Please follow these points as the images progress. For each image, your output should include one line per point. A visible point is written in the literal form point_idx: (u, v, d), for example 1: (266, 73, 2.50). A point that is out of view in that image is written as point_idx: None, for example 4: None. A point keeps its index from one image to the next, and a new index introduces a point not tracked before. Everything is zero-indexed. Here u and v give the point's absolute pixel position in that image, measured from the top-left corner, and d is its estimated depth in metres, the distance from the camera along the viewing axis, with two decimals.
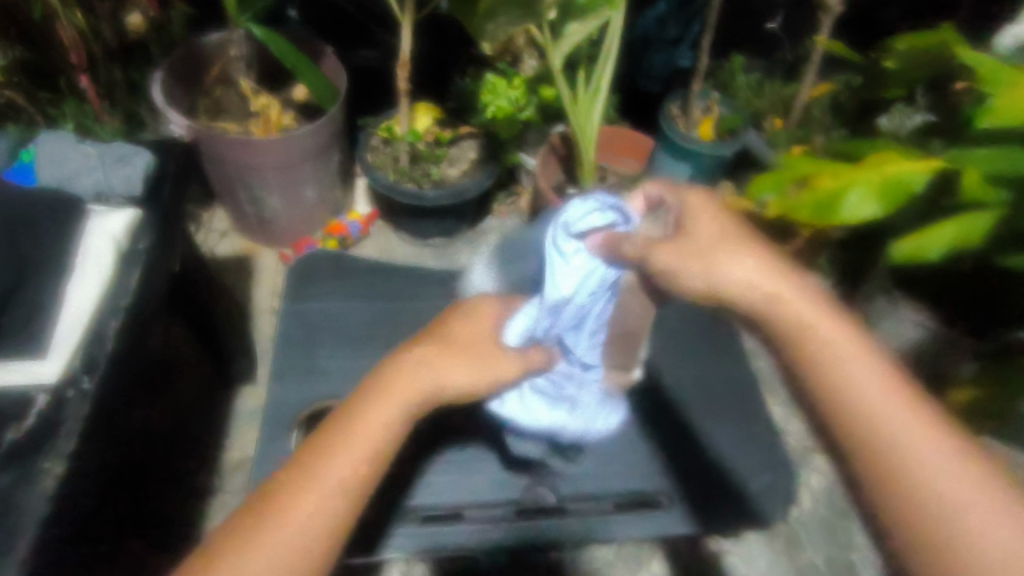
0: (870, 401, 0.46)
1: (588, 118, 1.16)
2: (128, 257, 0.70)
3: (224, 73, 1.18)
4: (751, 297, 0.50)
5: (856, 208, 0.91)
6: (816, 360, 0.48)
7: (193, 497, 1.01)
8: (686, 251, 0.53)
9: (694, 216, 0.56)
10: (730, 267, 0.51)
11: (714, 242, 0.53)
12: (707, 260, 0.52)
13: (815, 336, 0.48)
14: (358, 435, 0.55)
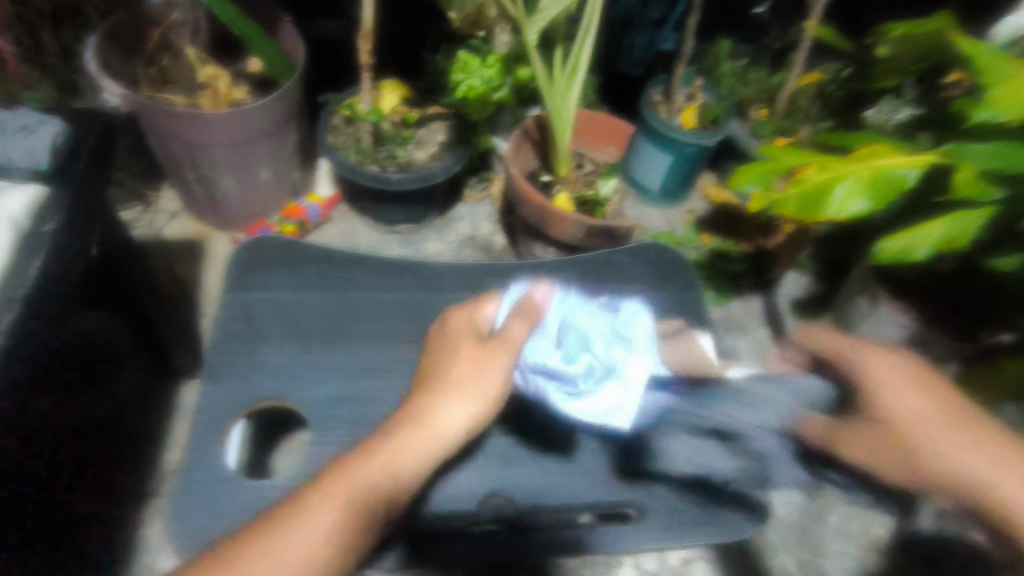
0: (995, 492, 0.64)
1: (565, 100, 1.09)
2: (30, 242, 0.60)
3: (169, 40, 1.08)
4: (928, 440, 0.68)
5: (844, 202, 0.85)
6: (996, 495, 0.63)
7: (125, 500, 0.93)
8: (914, 408, 0.70)
9: (886, 377, 0.73)
10: (906, 408, 0.70)
11: (915, 407, 0.70)
12: (896, 416, 0.70)
13: (988, 480, 0.64)
14: (389, 477, 0.58)
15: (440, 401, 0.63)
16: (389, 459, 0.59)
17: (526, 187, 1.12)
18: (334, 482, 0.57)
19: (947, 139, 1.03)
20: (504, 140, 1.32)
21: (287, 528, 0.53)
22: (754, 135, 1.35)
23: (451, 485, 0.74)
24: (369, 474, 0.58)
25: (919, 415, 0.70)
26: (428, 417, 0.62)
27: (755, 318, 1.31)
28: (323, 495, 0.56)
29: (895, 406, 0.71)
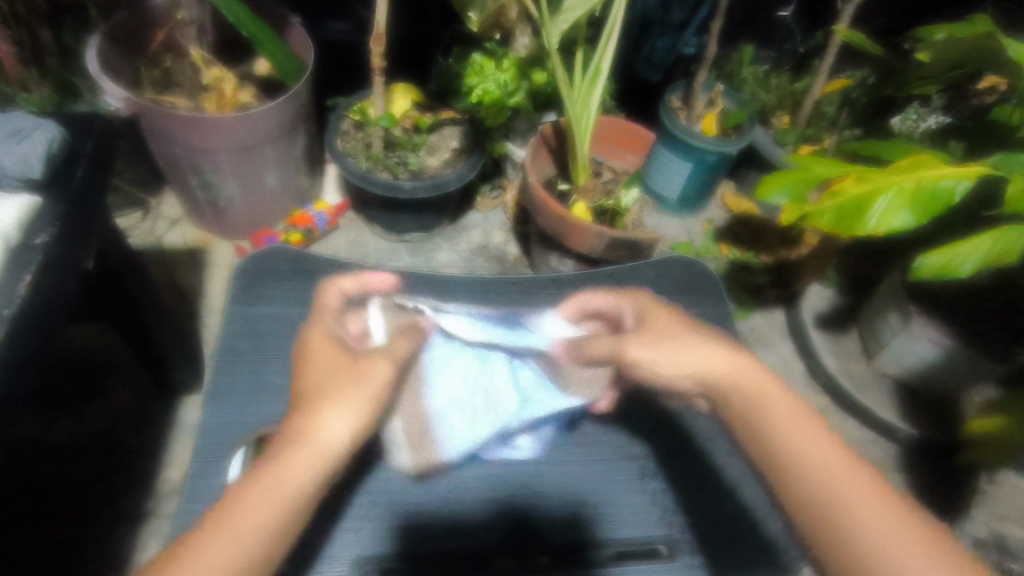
0: (828, 470, 0.51)
1: (583, 108, 1.05)
2: (18, 255, 0.57)
3: (173, 41, 1.03)
4: (723, 376, 0.57)
5: (884, 216, 0.81)
6: (771, 441, 0.53)
7: (122, 524, 0.88)
8: (656, 343, 0.59)
9: (649, 317, 0.63)
10: (695, 353, 0.58)
11: (670, 331, 0.61)
12: (670, 348, 0.59)
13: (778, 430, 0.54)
14: (266, 504, 0.47)
15: (324, 400, 0.52)
16: (266, 479, 0.48)
17: (544, 196, 1.07)
18: (211, 520, 0.47)
19: (981, 151, 1.00)
20: (520, 146, 1.25)
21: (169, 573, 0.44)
22: (778, 143, 1.30)
23: (472, 522, 0.68)
24: (259, 521, 0.47)
25: (745, 376, 0.57)
26: (313, 419, 0.51)
27: (779, 332, 1.26)
28: (213, 523, 0.46)
29: (663, 374, 0.58)
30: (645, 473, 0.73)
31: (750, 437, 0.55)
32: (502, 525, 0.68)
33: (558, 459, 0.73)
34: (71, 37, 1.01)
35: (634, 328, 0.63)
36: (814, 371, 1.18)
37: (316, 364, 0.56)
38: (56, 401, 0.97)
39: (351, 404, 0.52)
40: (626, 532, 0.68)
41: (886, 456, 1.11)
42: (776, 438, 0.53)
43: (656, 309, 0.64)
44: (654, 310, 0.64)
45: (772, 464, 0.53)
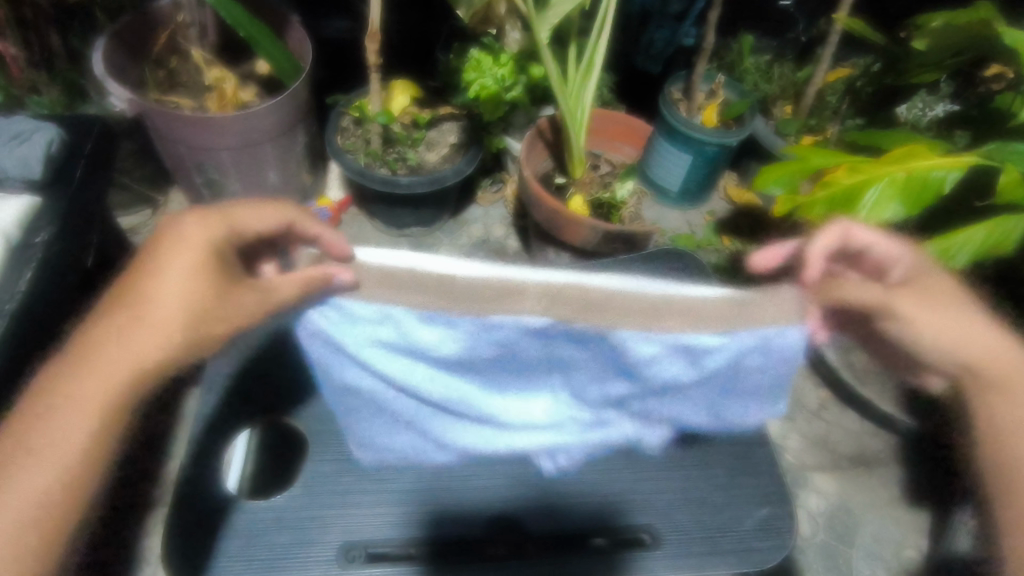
0: (1020, 417, 0.68)
1: (579, 101, 1.06)
2: (19, 254, 0.59)
3: (175, 42, 1.06)
4: (954, 341, 0.67)
5: (875, 207, 0.80)
6: (986, 381, 0.68)
7: (131, 511, 0.92)
8: (919, 296, 0.66)
9: (918, 275, 0.67)
10: (958, 316, 0.67)
11: (946, 295, 0.68)
12: (936, 308, 0.66)
13: (987, 371, 0.68)
14: (81, 411, 0.48)
15: (148, 288, 0.50)
16: (84, 378, 0.49)
17: (539, 191, 1.08)
18: (37, 412, 0.49)
19: (983, 139, 0.99)
20: (518, 140, 1.26)
21: (1, 474, 0.47)
22: (779, 134, 1.29)
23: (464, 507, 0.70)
24: (75, 421, 0.48)
25: (952, 330, 0.67)
26: (134, 309, 0.50)
27: None
28: (32, 422, 0.49)
29: (926, 333, 0.66)
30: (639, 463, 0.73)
31: (951, 367, 0.68)
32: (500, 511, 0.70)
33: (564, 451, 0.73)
34: (79, 41, 1.05)
35: (891, 278, 0.66)
36: (814, 362, 1.18)
37: (146, 272, 0.50)
38: None
39: (170, 293, 0.49)
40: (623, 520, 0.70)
41: (884, 449, 1.11)
42: (1004, 375, 0.68)
43: (920, 266, 0.68)
44: (923, 268, 0.67)
45: (994, 388, 0.68)
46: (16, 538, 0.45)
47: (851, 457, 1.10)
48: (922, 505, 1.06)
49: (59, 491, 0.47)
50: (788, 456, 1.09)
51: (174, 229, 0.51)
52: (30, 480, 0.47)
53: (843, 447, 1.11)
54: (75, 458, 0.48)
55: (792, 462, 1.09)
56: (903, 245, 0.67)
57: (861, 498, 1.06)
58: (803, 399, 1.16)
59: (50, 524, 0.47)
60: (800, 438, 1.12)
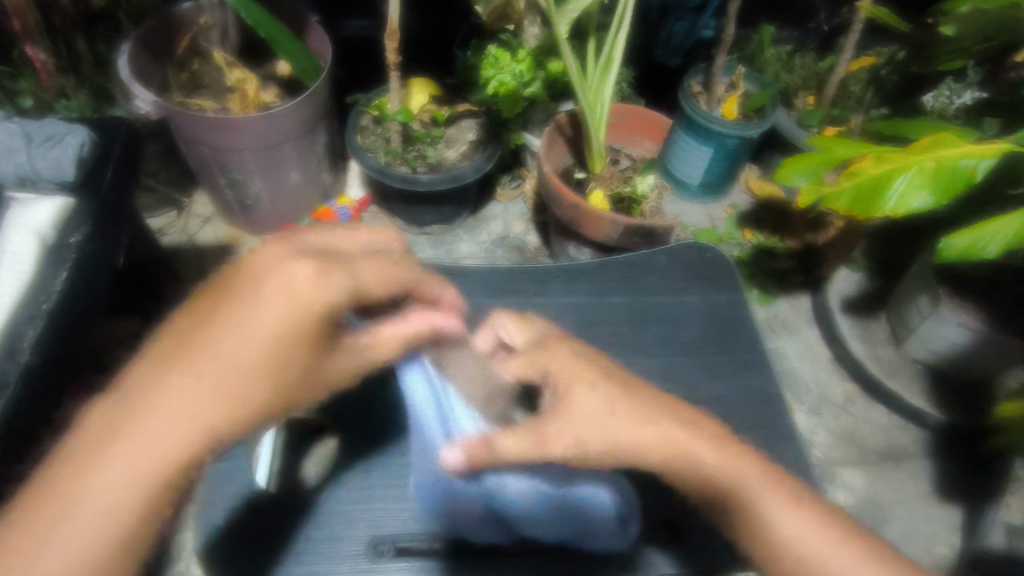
0: (825, 558, 0.57)
1: (598, 96, 1.05)
2: (55, 254, 0.61)
3: (198, 44, 1.07)
4: (678, 468, 0.59)
5: (903, 197, 0.79)
6: (759, 521, 0.59)
7: None
8: (595, 412, 0.58)
9: (571, 382, 0.60)
10: (635, 433, 0.58)
11: (631, 420, 0.59)
12: (670, 452, 0.59)
13: (770, 520, 0.59)
14: (143, 460, 0.43)
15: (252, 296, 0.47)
16: (159, 410, 0.44)
17: (560, 186, 1.08)
18: (81, 466, 0.43)
19: (1014, 126, 0.97)
20: (537, 136, 1.26)
21: (97, 458, 0.43)
22: (801, 125, 1.27)
23: None
24: (184, 416, 0.44)
25: (725, 459, 0.60)
26: (240, 305, 0.47)
27: (804, 318, 1.23)
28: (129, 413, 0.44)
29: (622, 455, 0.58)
30: None
31: (754, 511, 0.59)
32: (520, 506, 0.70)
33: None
34: (104, 45, 1.07)
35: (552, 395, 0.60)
36: (840, 356, 1.16)
37: (253, 285, 0.48)
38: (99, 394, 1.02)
39: (276, 298, 0.47)
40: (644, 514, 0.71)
41: (914, 443, 1.09)
42: (765, 504, 0.59)
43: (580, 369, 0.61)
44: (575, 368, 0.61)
45: (762, 523, 0.59)
46: (112, 518, 0.42)
47: (880, 452, 1.08)
48: (954, 499, 1.04)
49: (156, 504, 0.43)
50: (815, 452, 1.08)
51: (284, 260, 0.49)
52: (131, 475, 0.43)
53: (870, 443, 1.09)
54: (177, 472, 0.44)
55: (820, 457, 1.08)
56: (556, 345, 0.63)
57: (890, 494, 1.04)
58: (829, 393, 1.14)
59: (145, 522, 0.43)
60: (827, 434, 1.10)
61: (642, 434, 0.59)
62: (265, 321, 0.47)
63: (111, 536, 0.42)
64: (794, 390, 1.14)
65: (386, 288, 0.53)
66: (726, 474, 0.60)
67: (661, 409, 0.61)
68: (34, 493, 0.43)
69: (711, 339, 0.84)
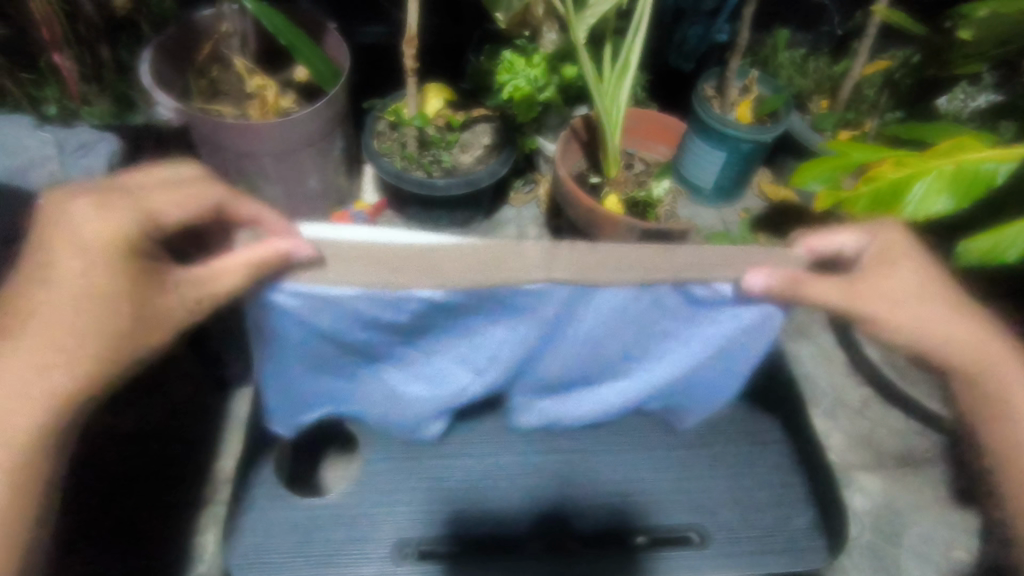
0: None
1: (614, 100, 1.06)
2: None
3: (219, 52, 1.09)
4: (932, 318, 0.61)
5: (922, 202, 0.79)
6: (991, 374, 0.64)
7: (183, 508, 0.95)
8: (904, 294, 0.60)
9: (885, 264, 0.61)
10: (901, 285, 0.60)
11: (908, 291, 0.60)
12: (893, 313, 0.60)
13: (987, 362, 0.63)
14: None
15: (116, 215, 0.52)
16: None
17: (576, 190, 1.08)
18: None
19: None
20: (551, 140, 1.27)
21: None
22: (816, 129, 1.27)
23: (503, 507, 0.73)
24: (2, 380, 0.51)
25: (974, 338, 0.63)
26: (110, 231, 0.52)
27: (820, 322, 1.23)
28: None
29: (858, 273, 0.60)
30: (667, 462, 0.76)
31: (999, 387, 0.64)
32: (541, 510, 0.73)
33: (604, 457, 0.76)
34: (127, 52, 1.09)
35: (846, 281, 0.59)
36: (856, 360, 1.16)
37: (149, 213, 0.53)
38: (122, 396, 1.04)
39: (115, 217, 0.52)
40: (666, 520, 0.73)
41: (931, 447, 1.09)
42: (989, 369, 0.64)
43: (900, 251, 0.61)
44: (899, 256, 0.61)
45: (996, 386, 0.64)
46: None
47: (897, 456, 1.08)
48: (972, 504, 1.03)
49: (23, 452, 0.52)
50: (831, 455, 1.08)
51: (174, 194, 0.54)
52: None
53: (887, 446, 1.09)
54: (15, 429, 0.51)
55: (836, 461, 1.08)
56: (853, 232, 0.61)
57: (907, 498, 1.04)
58: (845, 397, 1.14)
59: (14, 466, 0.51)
60: (843, 437, 1.10)
61: (820, 291, 0.57)
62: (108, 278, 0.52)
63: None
64: (810, 393, 1.15)
65: (187, 213, 0.54)
66: (917, 334, 0.61)
67: (938, 283, 0.62)
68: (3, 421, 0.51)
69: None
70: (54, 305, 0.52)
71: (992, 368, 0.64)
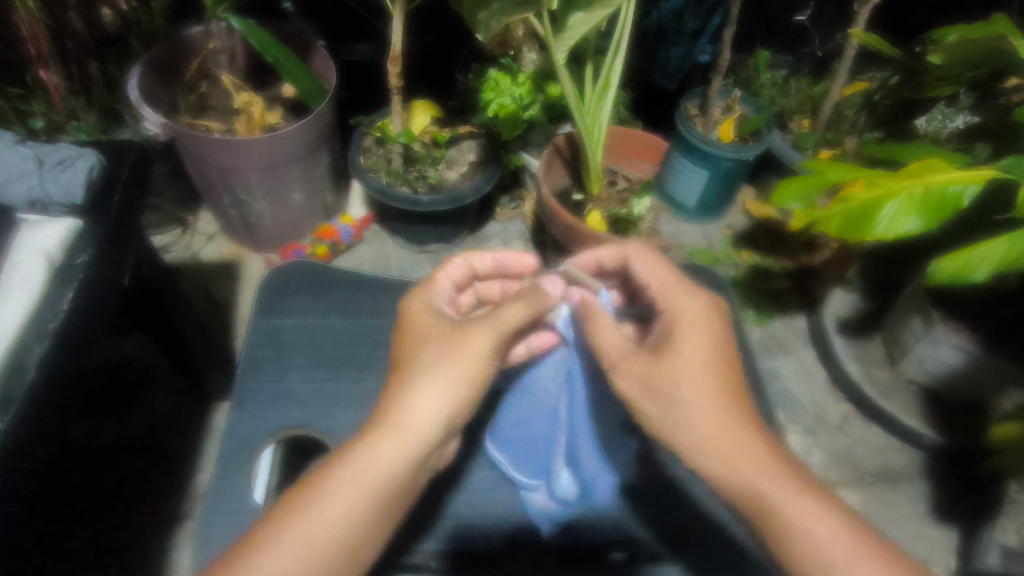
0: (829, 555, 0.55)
1: (595, 119, 1.08)
2: (63, 273, 0.63)
3: (206, 68, 1.11)
4: (693, 418, 0.60)
5: (893, 221, 0.80)
6: (763, 511, 0.57)
7: (161, 522, 0.94)
8: (644, 362, 0.62)
9: (675, 329, 0.64)
10: (694, 375, 0.61)
11: (672, 361, 0.62)
12: (658, 385, 0.61)
13: (745, 484, 0.58)
14: (367, 480, 0.56)
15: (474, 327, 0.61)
16: (370, 440, 0.57)
17: (558, 207, 1.10)
18: (313, 488, 0.56)
19: (1002, 150, 1.00)
20: (536, 157, 1.28)
21: (333, 471, 0.56)
22: (797, 148, 1.29)
23: (490, 517, 0.74)
24: (382, 455, 0.57)
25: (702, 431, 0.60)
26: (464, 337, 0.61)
27: (800, 339, 1.25)
28: (368, 437, 0.58)
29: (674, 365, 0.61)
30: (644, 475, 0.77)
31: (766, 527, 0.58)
32: (518, 526, 0.73)
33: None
34: (115, 68, 1.10)
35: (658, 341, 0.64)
36: (835, 377, 1.17)
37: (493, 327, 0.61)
38: (100, 409, 1.04)
39: (439, 344, 0.61)
40: (642, 535, 0.73)
41: (911, 465, 1.10)
42: (764, 500, 0.57)
43: (693, 317, 0.65)
44: (686, 318, 0.65)
45: (778, 521, 0.57)
46: (331, 533, 0.54)
47: (875, 473, 1.09)
48: (950, 521, 1.04)
49: (348, 531, 0.55)
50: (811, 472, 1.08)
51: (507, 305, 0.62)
52: (335, 502, 0.55)
53: (866, 464, 1.10)
54: (349, 511, 0.55)
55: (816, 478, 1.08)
56: (694, 302, 0.66)
57: (886, 515, 1.05)
58: (825, 413, 1.15)
59: (358, 539, 0.56)
60: (823, 454, 1.11)
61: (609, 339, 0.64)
62: (449, 380, 0.59)
63: (333, 543, 0.54)
64: (790, 410, 1.16)
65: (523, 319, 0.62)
66: (693, 422, 0.60)
67: (726, 369, 0.63)
68: (317, 483, 0.56)
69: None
70: (417, 393, 0.59)
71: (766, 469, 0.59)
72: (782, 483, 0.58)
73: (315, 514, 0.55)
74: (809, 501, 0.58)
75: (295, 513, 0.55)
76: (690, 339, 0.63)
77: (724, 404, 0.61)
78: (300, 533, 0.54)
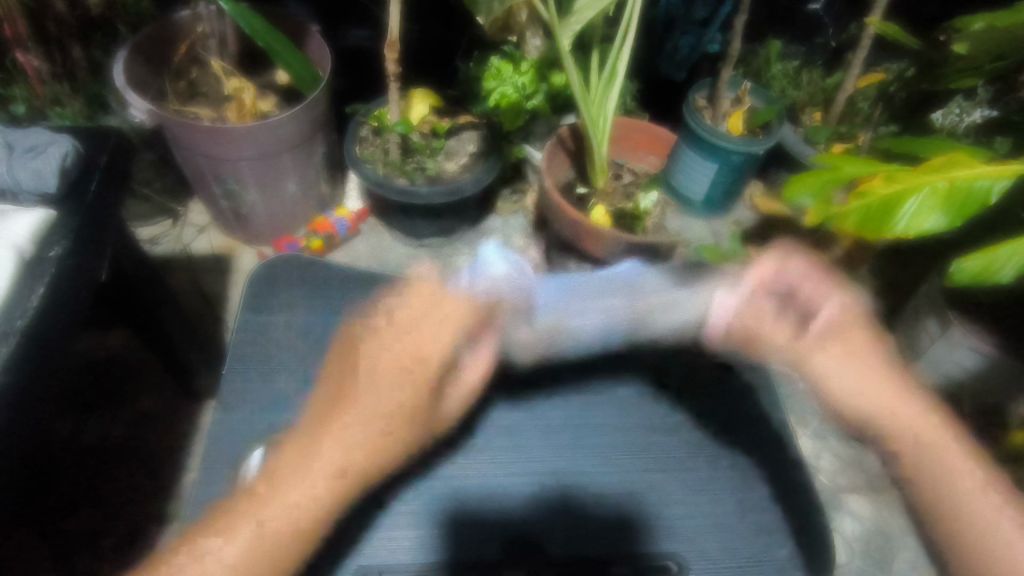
0: (981, 528, 0.58)
1: (601, 109, 1.03)
2: (33, 267, 0.59)
3: (196, 52, 1.06)
4: (874, 405, 0.64)
5: (914, 218, 0.76)
6: (919, 471, 0.62)
7: (143, 526, 0.91)
8: (845, 355, 0.67)
9: (847, 326, 0.68)
10: (870, 362, 0.66)
11: (863, 347, 0.67)
12: (861, 359, 0.66)
13: (909, 452, 0.62)
14: (340, 432, 0.58)
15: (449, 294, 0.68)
16: (352, 411, 0.59)
17: (560, 200, 1.05)
18: (280, 470, 0.56)
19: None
20: (539, 149, 1.24)
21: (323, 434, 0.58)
22: (808, 142, 1.24)
23: (489, 516, 0.68)
24: (351, 418, 0.58)
25: (881, 405, 0.64)
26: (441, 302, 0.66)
27: None
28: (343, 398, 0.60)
29: (840, 362, 0.67)
30: (660, 478, 0.71)
31: (912, 488, 0.63)
32: (514, 519, 0.68)
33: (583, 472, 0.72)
34: (101, 53, 1.06)
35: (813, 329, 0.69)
36: None
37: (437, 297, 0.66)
38: (85, 403, 1.01)
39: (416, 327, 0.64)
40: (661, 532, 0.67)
41: None
42: (931, 459, 0.61)
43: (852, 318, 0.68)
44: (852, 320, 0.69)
45: (930, 477, 0.61)
46: (303, 504, 0.55)
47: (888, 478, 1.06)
48: None
49: (308, 505, 0.55)
50: (822, 480, 1.05)
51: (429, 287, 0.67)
52: (311, 474, 0.56)
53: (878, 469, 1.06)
54: (324, 486, 0.55)
55: (827, 485, 1.05)
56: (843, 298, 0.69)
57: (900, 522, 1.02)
58: None
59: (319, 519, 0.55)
60: (834, 459, 1.07)
61: (773, 329, 0.70)
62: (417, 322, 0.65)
63: (300, 519, 0.54)
64: (800, 412, 1.12)
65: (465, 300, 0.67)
66: (866, 401, 0.64)
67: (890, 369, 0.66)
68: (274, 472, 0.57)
69: (714, 378, 0.80)
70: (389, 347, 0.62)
71: (925, 424, 0.63)
72: (924, 440, 0.62)
73: (288, 492, 0.55)
74: (946, 442, 0.62)
75: (256, 502, 0.55)
76: (863, 351, 0.67)
77: (890, 377, 0.65)
78: (263, 512, 0.54)
